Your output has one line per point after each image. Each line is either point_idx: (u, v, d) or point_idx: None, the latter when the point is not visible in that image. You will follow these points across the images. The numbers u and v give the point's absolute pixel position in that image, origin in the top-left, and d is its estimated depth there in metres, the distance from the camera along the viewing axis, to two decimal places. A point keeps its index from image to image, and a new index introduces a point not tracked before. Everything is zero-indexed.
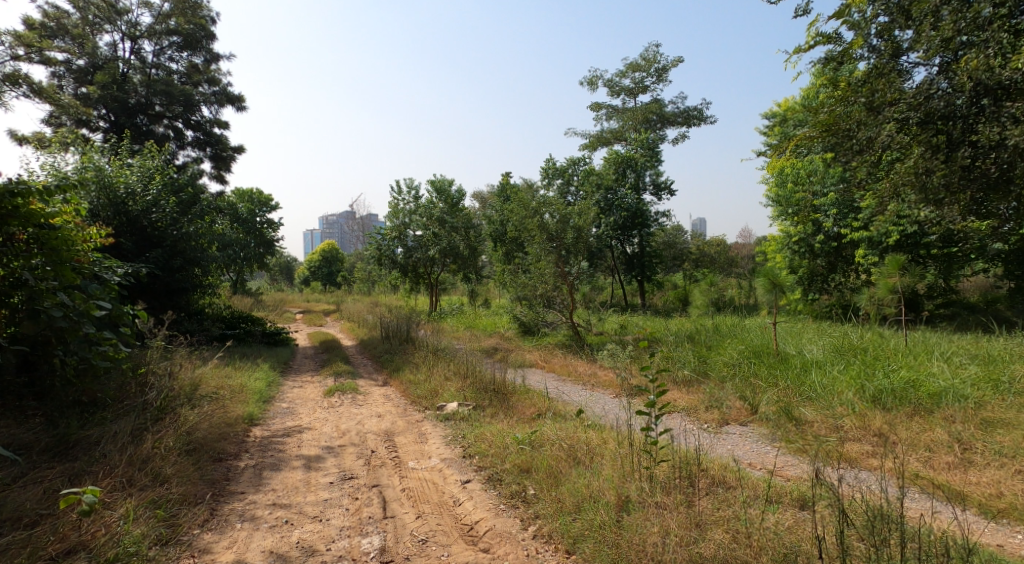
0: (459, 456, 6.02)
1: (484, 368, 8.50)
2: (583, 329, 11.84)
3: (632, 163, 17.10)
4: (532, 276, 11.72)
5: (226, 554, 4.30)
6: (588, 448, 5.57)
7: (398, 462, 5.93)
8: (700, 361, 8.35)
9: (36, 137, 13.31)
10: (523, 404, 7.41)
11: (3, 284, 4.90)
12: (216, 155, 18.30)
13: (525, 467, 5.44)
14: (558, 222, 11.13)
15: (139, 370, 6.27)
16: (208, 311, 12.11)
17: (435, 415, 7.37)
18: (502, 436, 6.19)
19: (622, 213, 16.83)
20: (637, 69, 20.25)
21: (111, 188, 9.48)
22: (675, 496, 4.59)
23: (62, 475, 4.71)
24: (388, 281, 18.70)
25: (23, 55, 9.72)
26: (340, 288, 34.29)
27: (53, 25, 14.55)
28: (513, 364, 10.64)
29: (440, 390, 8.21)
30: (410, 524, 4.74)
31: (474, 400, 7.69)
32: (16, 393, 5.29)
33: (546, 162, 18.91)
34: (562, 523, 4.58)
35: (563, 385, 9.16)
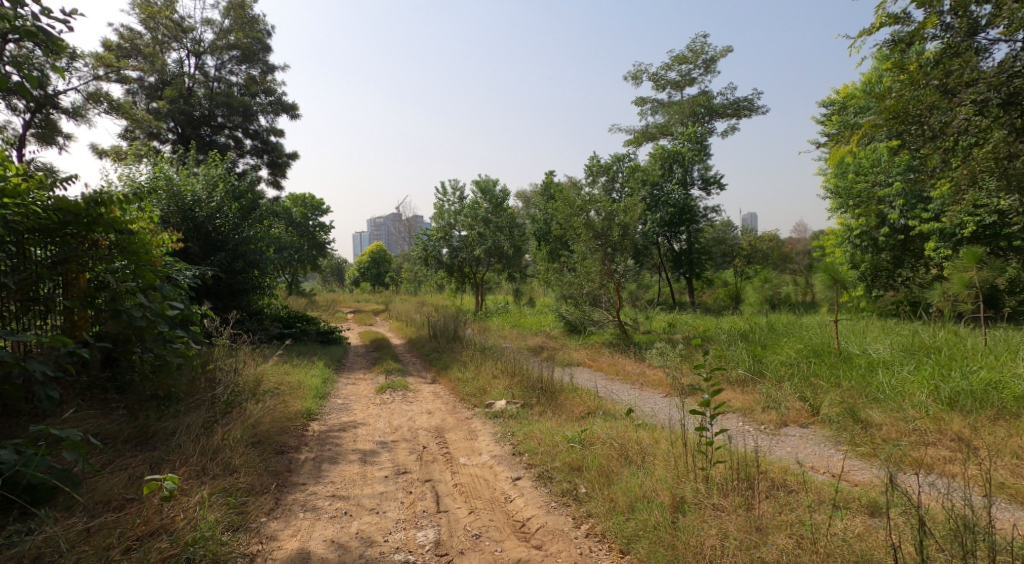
0: (509, 453, 6.07)
1: (531, 366, 8.54)
2: (631, 328, 11.69)
3: (679, 158, 16.61)
4: (579, 275, 11.68)
5: (290, 542, 4.46)
6: (640, 447, 5.52)
7: (449, 458, 6.02)
8: (755, 361, 8.13)
9: (114, 150, 14.19)
10: (571, 403, 7.39)
11: (89, 286, 5.32)
12: (272, 162, 18.91)
13: (575, 466, 5.43)
14: (604, 220, 11.02)
15: (208, 366, 6.62)
16: (267, 311, 12.58)
17: (484, 412, 7.45)
18: (551, 434, 6.20)
19: (668, 209, 16.57)
20: (684, 61, 19.82)
21: (180, 196, 10.02)
22: (733, 498, 4.50)
23: (144, 463, 4.98)
24: (435, 280, 18.94)
25: (102, 74, 10.33)
26: (388, 288, 34.97)
27: (126, 45, 15.45)
28: (561, 363, 10.61)
29: (488, 388, 8.27)
30: (463, 519, 4.81)
31: (522, 398, 7.74)
32: (102, 387, 5.62)
33: (590, 161, 18.99)
34: (616, 522, 4.55)
35: (613, 384, 9.08)
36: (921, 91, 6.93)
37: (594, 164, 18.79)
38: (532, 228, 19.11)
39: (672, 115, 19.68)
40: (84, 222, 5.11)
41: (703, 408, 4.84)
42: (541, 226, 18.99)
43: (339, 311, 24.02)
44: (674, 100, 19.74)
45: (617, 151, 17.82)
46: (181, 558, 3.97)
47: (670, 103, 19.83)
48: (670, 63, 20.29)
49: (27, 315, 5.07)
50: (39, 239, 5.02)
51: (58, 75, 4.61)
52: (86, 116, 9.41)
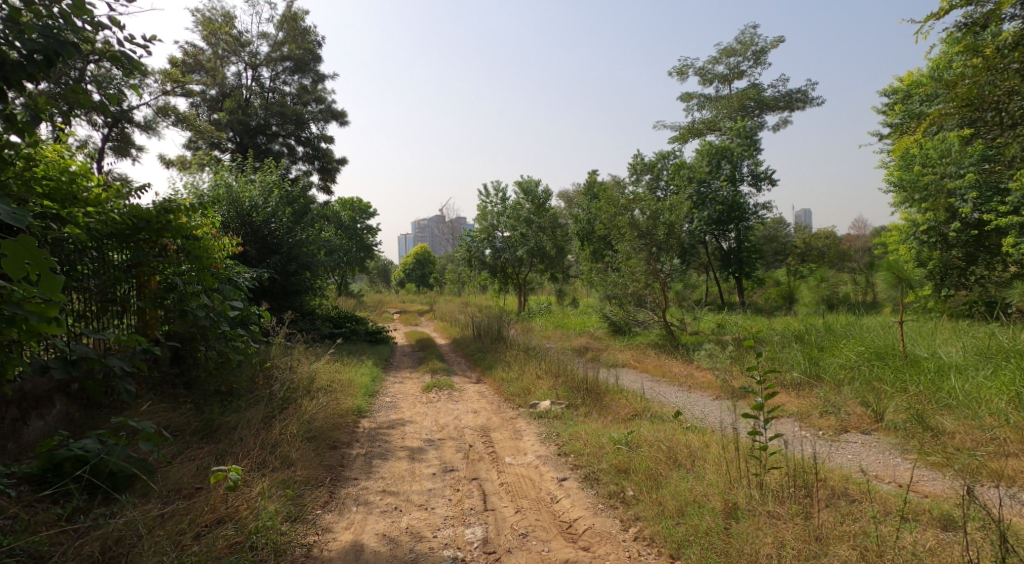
0: (555, 453, 6.04)
1: (576, 366, 8.47)
2: (678, 328, 11.45)
3: (728, 154, 16.16)
4: (624, 274, 11.54)
5: (344, 535, 4.55)
6: (690, 451, 5.41)
7: (495, 457, 6.04)
8: (811, 364, 7.86)
9: (180, 160, 14.88)
10: (617, 404, 7.30)
11: (159, 288, 5.55)
12: (323, 167, 19.30)
13: (623, 468, 5.35)
14: (649, 219, 10.83)
15: (267, 364, 6.84)
16: (318, 311, 12.92)
17: (529, 412, 7.43)
18: (598, 435, 6.14)
19: (716, 207, 16.07)
20: (732, 53, 19.31)
21: (238, 202, 10.42)
22: (790, 506, 4.34)
23: (210, 454, 5.18)
24: (479, 281, 19.04)
25: (170, 89, 10.83)
26: (432, 289, 35.31)
27: (191, 61, 16.34)
28: (607, 364, 10.48)
29: (533, 389, 8.25)
30: (510, 518, 4.80)
31: (567, 398, 7.67)
32: (171, 382, 5.92)
33: (635, 160, 18.79)
34: (665, 527, 4.43)
35: (661, 386, 8.93)
36: (999, 76, 6.49)
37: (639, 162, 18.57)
38: (576, 227, 18.99)
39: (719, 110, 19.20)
40: (155, 228, 5.31)
41: (757, 412, 4.68)
42: (584, 226, 18.85)
43: (386, 311, 24.43)
44: (722, 95, 19.27)
45: (663, 148, 17.60)
46: (245, 546, 4.11)
47: (718, 98, 19.36)
48: (717, 56, 19.80)
49: (106, 316, 5.33)
50: (117, 244, 5.27)
51: (132, 91, 4.82)
52: (156, 129, 9.86)
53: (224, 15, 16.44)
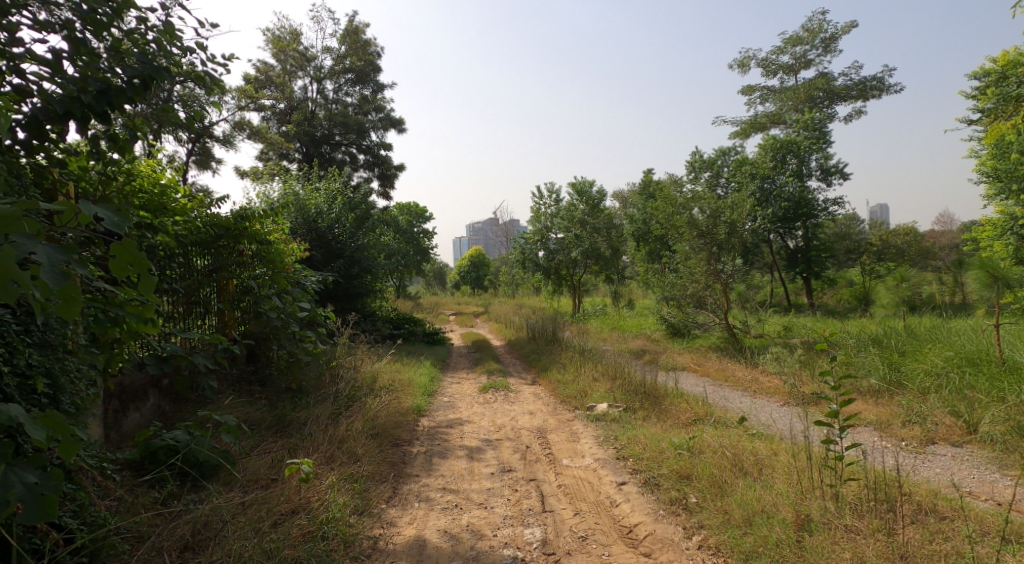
0: (613, 457, 6.09)
1: (632, 368, 8.50)
2: (741, 331, 11.20)
3: (793, 148, 15.62)
4: (682, 275, 11.46)
5: (407, 529, 4.62)
6: (757, 458, 5.34)
7: (552, 459, 6.14)
8: (891, 370, 7.75)
9: (252, 170, 15.77)
10: (676, 408, 7.28)
11: (235, 291, 6.07)
12: (382, 174, 19.92)
13: (684, 474, 5.31)
14: (709, 218, 10.69)
15: (333, 363, 7.22)
16: (379, 313, 13.41)
17: (586, 415, 7.50)
18: (657, 439, 6.14)
19: (782, 204, 15.61)
20: (799, 42, 18.73)
21: (305, 210, 10.98)
22: (871, 520, 4.16)
23: (284, 447, 5.51)
24: (533, 282, 19.24)
25: (244, 105, 11.52)
26: (488, 291, 35.75)
27: (262, 77, 17.28)
28: (664, 366, 10.43)
29: (589, 391, 8.33)
30: (569, 521, 4.79)
31: (625, 401, 7.69)
32: (247, 380, 6.54)
33: (692, 157, 18.51)
34: (732, 536, 4.29)
35: (723, 390, 8.81)
36: None
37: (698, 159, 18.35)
38: (631, 228, 18.91)
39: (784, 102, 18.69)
40: (233, 234, 5.84)
41: (831, 420, 4.53)
42: (639, 226, 18.76)
43: (444, 313, 25.01)
44: (787, 86, 18.68)
45: (722, 145, 17.57)
46: (317, 535, 4.23)
47: (782, 89, 18.78)
48: (783, 45, 19.23)
49: (190, 317, 5.75)
50: (200, 251, 5.77)
51: (213, 107, 5.22)
52: (234, 144, 10.53)
53: (291, 32, 17.31)
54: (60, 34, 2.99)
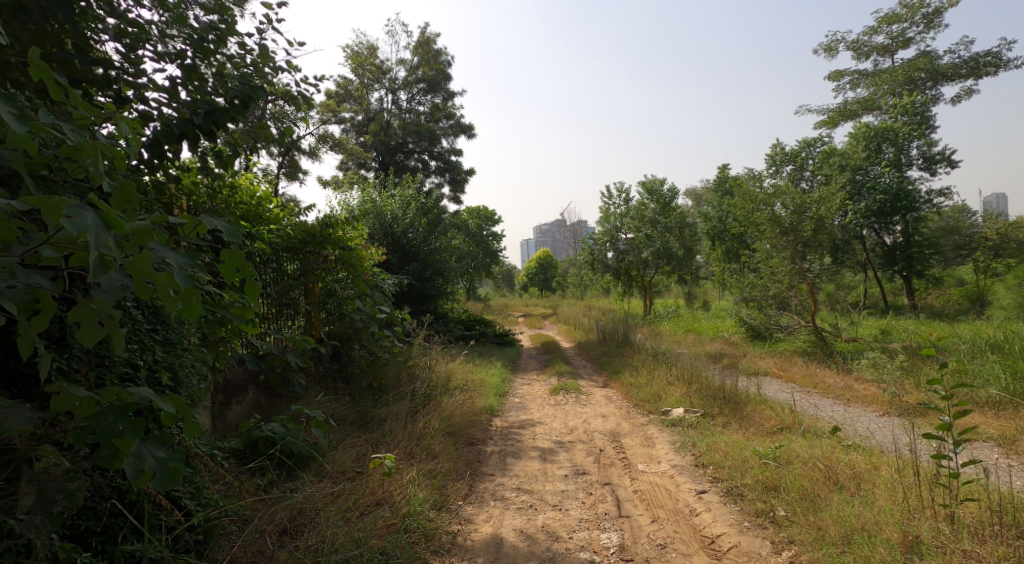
0: (691, 464, 5.80)
1: (709, 372, 8.28)
2: (830, 335, 10.67)
3: (890, 136, 14.66)
4: (763, 275, 11.10)
5: (485, 527, 4.60)
6: (853, 472, 4.81)
7: (627, 463, 5.99)
8: (1013, 379, 7.19)
9: (333, 180, 16.61)
10: (760, 415, 6.98)
11: (321, 294, 6.46)
12: (453, 180, 20.35)
13: (771, 485, 4.88)
14: (792, 214, 10.30)
15: (409, 363, 7.49)
16: (451, 315, 13.78)
17: (661, 420, 7.37)
18: (740, 448, 5.80)
19: (877, 197, 14.73)
20: (895, 20, 17.65)
21: (382, 216, 11.46)
22: (995, 546, 3.55)
23: (367, 442, 5.74)
24: (602, 284, 19.15)
25: (327, 119, 12.16)
26: (556, 293, 35.70)
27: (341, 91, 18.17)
28: (745, 371, 10.05)
29: (663, 395, 8.20)
30: (646, 528, 4.53)
31: (702, 407, 7.51)
32: (332, 377, 6.89)
33: (773, 149, 18.10)
34: (826, 554, 3.84)
35: (812, 397, 8.32)
36: None
37: (778, 151, 17.97)
38: (705, 226, 18.44)
39: (879, 86, 17.30)
40: (319, 240, 6.23)
41: (942, 432, 4.03)
42: (714, 224, 18.26)
43: (513, 315, 25.25)
44: (882, 69, 17.31)
45: (807, 137, 17.32)
46: (398, 528, 4.25)
47: (876, 72, 17.42)
48: (877, 26, 18.11)
49: (282, 318, 6.15)
50: (290, 256, 6.17)
51: (302, 123, 5.56)
52: (318, 155, 11.15)
53: (369, 47, 18.08)
54: (175, 62, 3.30)
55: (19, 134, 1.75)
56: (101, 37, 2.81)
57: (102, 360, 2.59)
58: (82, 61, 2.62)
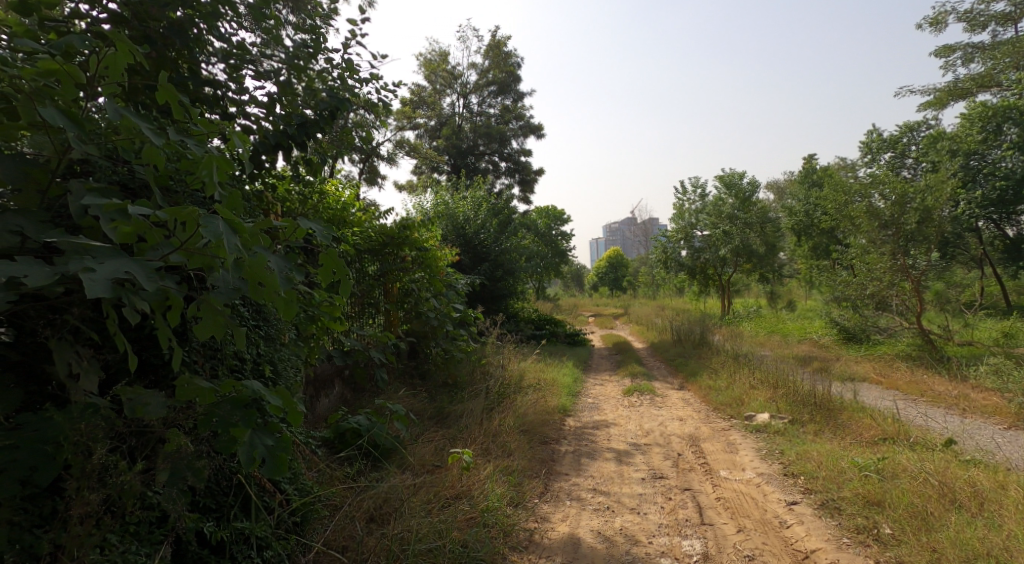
0: (779, 473, 5.53)
1: (796, 376, 7.89)
2: (940, 338, 9.94)
3: (1013, 114, 13.28)
4: (859, 273, 10.50)
5: (561, 526, 4.65)
6: (974, 490, 4.44)
7: (708, 469, 5.80)
8: None
9: (408, 184, 17.16)
10: (857, 424, 6.51)
11: (399, 293, 6.71)
12: (523, 180, 20.48)
13: (874, 499, 4.60)
14: (893, 205, 9.76)
15: (483, 361, 7.64)
16: (522, 315, 13.93)
17: (744, 425, 7.12)
18: (835, 458, 5.49)
19: (997, 182, 13.59)
20: None
21: (455, 217, 11.74)
22: None
23: (444, 437, 5.90)
24: (676, 283, 18.77)
25: (402, 125, 12.60)
26: (627, 292, 35.11)
27: (415, 98, 18.75)
28: (839, 376, 9.42)
29: (746, 399, 7.92)
30: (732, 537, 4.37)
31: (790, 413, 7.17)
32: (410, 374, 7.15)
33: (867, 135, 17.29)
34: None
35: (919, 406, 7.71)
36: None
37: (874, 138, 17.15)
38: (789, 221, 17.60)
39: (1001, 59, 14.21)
40: (397, 242, 6.50)
41: None
42: (799, 219, 17.44)
43: (583, 315, 25.12)
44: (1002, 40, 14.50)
45: (909, 121, 16.47)
46: (478, 521, 4.35)
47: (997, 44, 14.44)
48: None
49: (364, 316, 6.46)
50: (371, 257, 6.45)
51: (381, 130, 5.81)
52: (395, 161, 11.55)
53: (440, 54, 18.56)
54: (273, 79, 3.57)
55: (151, 149, 1.97)
56: (210, 59, 3.08)
57: (215, 352, 2.81)
58: (194, 81, 2.88)
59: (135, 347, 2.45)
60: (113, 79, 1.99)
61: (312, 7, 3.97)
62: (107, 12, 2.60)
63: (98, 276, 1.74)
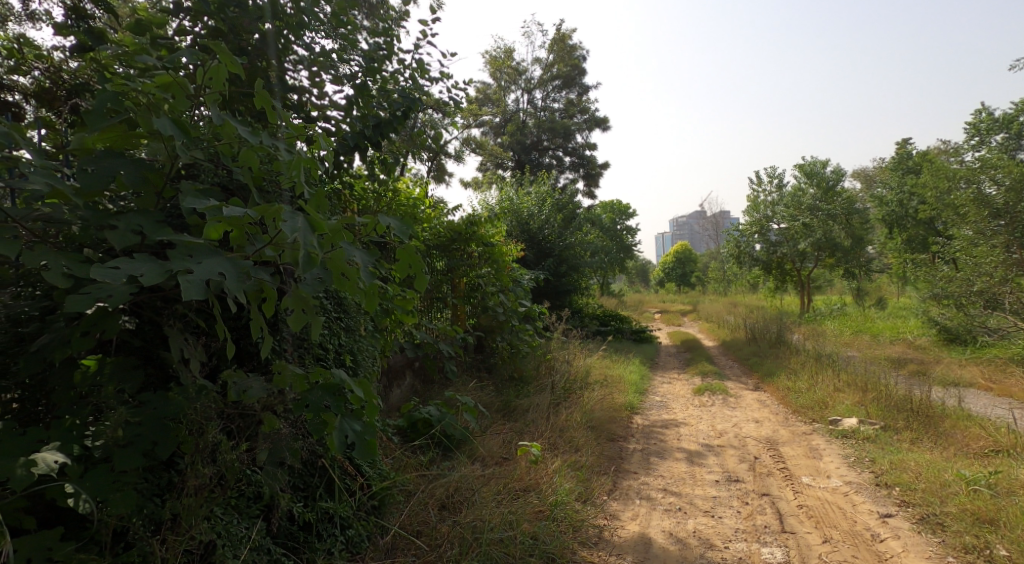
0: (870, 483, 5.29)
1: (888, 379, 7.45)
2: None
3: None
4: (965, 268, 9.77)
5: (631, 525, 4.64)
6: None
7: (789, 475, 5.61)
8: None
9: (473, 180, 17.45)
10: (963, 434, 6.05)
11: (466, 288, 6.88)
12: (588, 175, 20.36)
13: (985, 518, 4.30)
14: (1006, 192, 9.10)
15: (548, 357, 7.69)
16: (586, 310, 13.91)
17: (829, 429, 6.80)
18: (936, 470, 5.16)
19: None
20: None
21: (520, 213, 11.85)
22: None
23: (512, 430, 5.99)
24: (749, 278, 18.16)
25: (469, 123, 12.84)
26: (696, 288, 34.25)
27: (480, 95, 19.01)
28: (940, 382, 8.82)
29: (830, 402, 7.55)
30: (816, 547, 4.23)
31: (881, 418, 6.78)
32: (476, 367, 7.29)
33: (976, 115, 16.02)
34: None
35: None
36: None
37: (983, 118, 15.89)
38: (879, 212, 16.57)
39: None
40: (465, 237, 6.67)
41: None
42: (891, 209, 16.40)
43: (649, 311, 24.71)
44: None
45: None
46: (548, 515, 4.39)
47: None
48: None
49: (433, 311, 6.66)
50: (440, 253, 6.64)
51: (450, 129, 5.96)
52: (462, 158, 11.79)
53: (505, 51, 18.73)
54: (350, 82, 3.73)
55: (249, 152, 2.13)
56: (296, 67, 3.28)
57: (303, 342, 3.00)
58: (280, 88, 3.08)
59: (233, 335, 2.66)
60: (216, 88, 2.16)
61: (385, 12, 4.13)
62: (206, 27, 2.87)
63: (201, 269, 1.90)
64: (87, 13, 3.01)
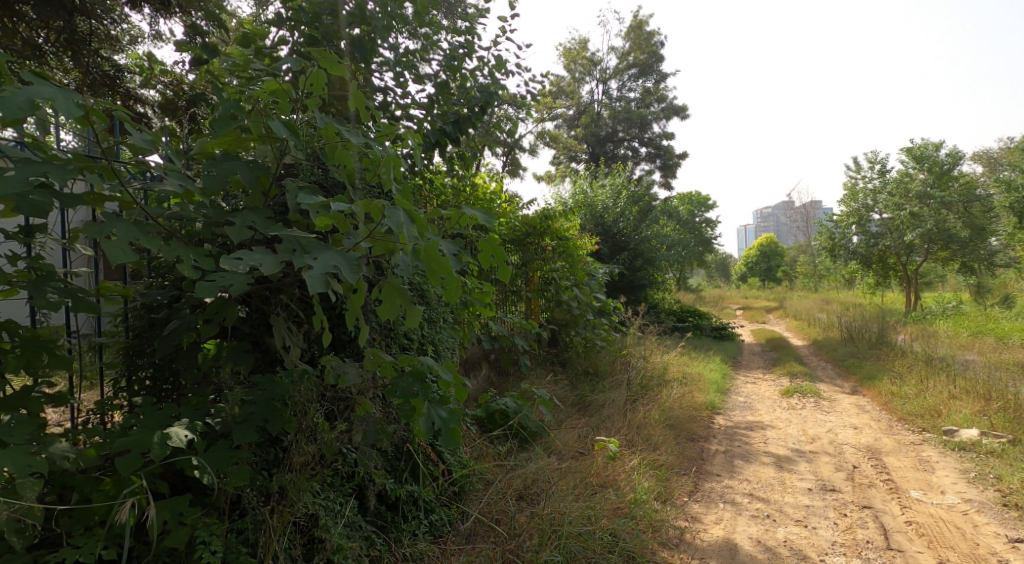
0: (995, 502, 4.87)
1: (1014, 387, 6.80)
2: None
3: None
4: None
5: (716, 529, 4.50)
6: None
7: (895, 487, 5.25)
8: None
9: (547, 174, 17.42)
10: None
11: (541, 282, 6.91)
12: (665, 166, 19.83)
13: None
14: None
15: (624, 353, 7.55)
16: (662, 306, 13.59)
17: (942, 441, 6.30)
18: None
19: None
20: None
21: (594, 207, 11.76)
22: None
23: (587, 425, 5.92)
24: (846, 273, 17.10)
25: (543, 117, 12.84)
26: (783, 283, 32.61)
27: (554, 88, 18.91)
28: None
29: (945, 410, 6.97)
30: None
31: (1008, 430, 6.19)
32: (550, 360, 7.23)
33: None
34: None
35: None
36: None
37: None
38: None
39: None
40: (539, 232, 6.71)
41: None
42: None
43: (730, 307, 23.77)
44: None
45: None
46: (628, 513, 4.30)
47: None
48: None
49: (508, 304, 6.71)
50: (514, 248, 6.71)
51: (526, 123, 5.97)
52: (537, 151, 11.77)
53: (579, 41, 18.56)
54: (432, 81, 3.80)
55: (345, 151, 2.20)
56: (382, 68, 3.37)
57: (389, 331, 3.10)
58: (369, 90, 3.18)
59: (329, 325, 2.78)
60: (316, 91, 2.23)
61: (464, 10, 4.16)
62: (302, 36, 3.04)
63: (319, 263, 1.97)
64: (201, 29, 3.20)
